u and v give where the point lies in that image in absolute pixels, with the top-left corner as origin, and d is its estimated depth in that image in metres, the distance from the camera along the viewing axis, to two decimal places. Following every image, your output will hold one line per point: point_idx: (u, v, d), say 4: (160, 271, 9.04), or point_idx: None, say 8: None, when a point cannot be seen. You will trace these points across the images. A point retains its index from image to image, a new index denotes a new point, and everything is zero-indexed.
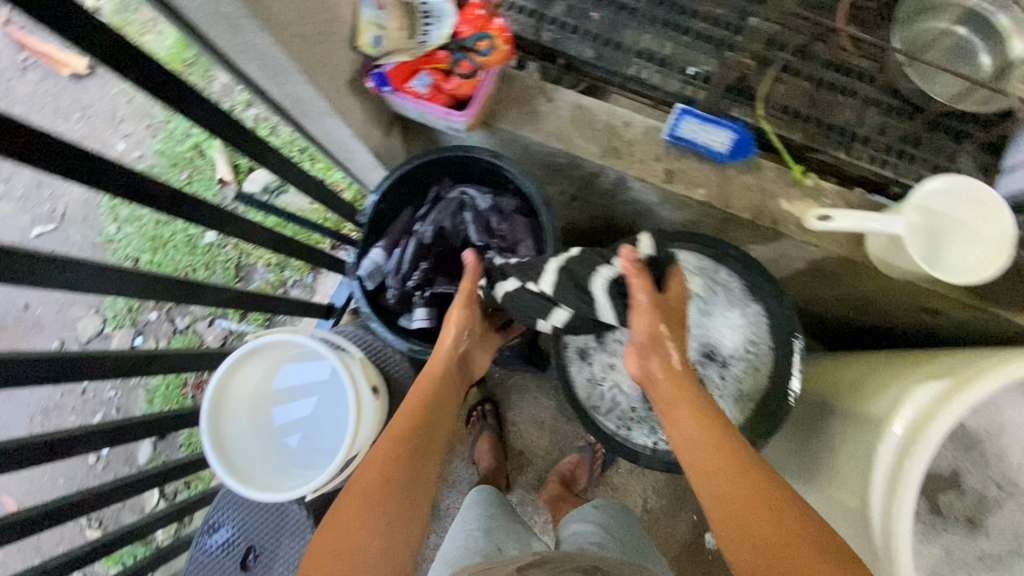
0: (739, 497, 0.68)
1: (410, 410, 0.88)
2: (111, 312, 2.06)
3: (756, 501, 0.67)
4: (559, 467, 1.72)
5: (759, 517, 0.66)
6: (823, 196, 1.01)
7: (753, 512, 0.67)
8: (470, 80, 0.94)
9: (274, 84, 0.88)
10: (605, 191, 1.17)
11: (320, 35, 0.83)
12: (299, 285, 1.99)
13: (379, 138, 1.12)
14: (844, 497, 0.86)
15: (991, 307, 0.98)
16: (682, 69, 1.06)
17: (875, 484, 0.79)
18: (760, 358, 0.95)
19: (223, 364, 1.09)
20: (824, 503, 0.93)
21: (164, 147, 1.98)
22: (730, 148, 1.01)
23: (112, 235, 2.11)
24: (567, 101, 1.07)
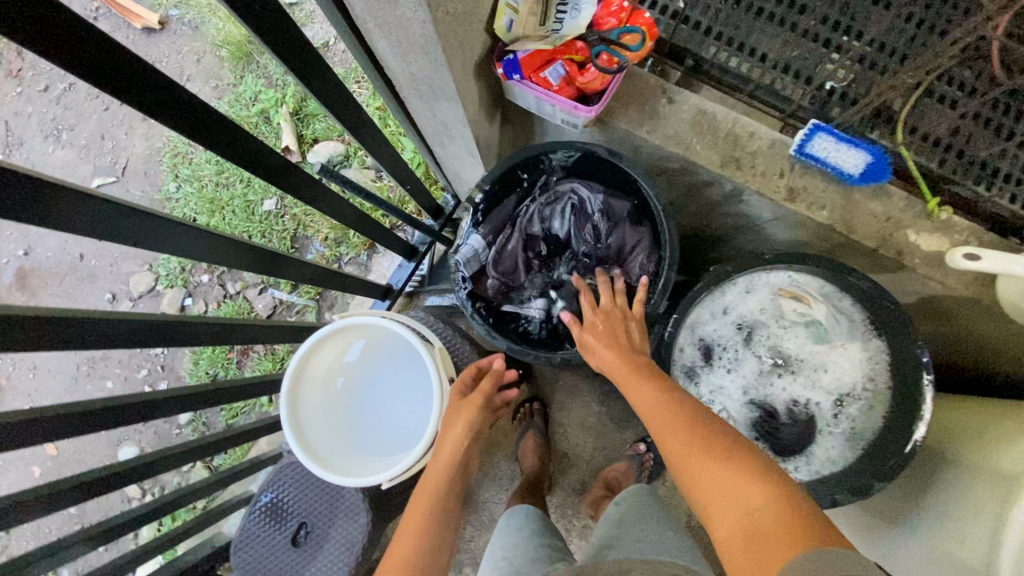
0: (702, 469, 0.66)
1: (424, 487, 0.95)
2: (164, 270, 2.05)
3: (720, 472, 0.64)
4: (606, 473, 1.69)
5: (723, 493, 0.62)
6: (955, 231, 0.96)
7: (712, 481, 0.64)
8: (606, 76, 0.88)
9: (403, 61, 0.85)
10: (710, 201, 1.13)
11: (465, 14, 0.79)
12: (354, 262, 1.97)
13: (485, 125, 1.08)
14: (970, 554, 0.78)
15: None
16: (818, 83, 1.01)
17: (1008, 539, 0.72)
18: (878, 396, 0.91)
19: (306, 342, 1.06)
20: (936, 556, 0.86)
21: (230, 109, 1.96)
22: (863, 172, 0.96)
23: (171, 194, 2.11)
24: (690, 104, 1.02)
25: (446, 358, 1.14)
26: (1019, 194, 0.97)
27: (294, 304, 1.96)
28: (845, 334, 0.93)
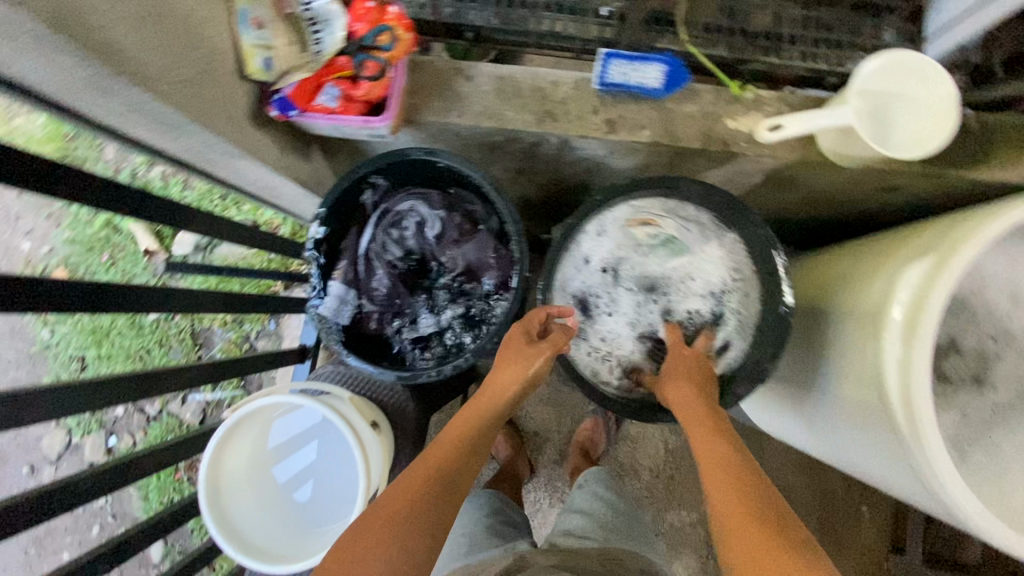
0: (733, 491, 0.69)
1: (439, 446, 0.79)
2: (74, 420, 1.87)
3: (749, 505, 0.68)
4: (577, 437, 1.73)
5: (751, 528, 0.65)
6: (765, 106, 1.00)
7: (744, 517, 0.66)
8: (380, 81, 0.86)
9: (168, 141, 0.79)
10: (550, 157, 1.13)
11: (203, 73, 0.73)
12: (264, 335, 1.86)
13: (301, 166, 1.04)
14: (862, 389, 0.85)
15: (948, 171, 0.99)
16: (598, 11, 1.02)
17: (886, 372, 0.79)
18: (750, 283, 0.95)
19: (208, 447, 1.04)
20: (838, 404, 0.93)
21: (72, 233, 1.79)
22: (664, 80, 0.96)
23: (47, 341, 1.92)
24: (487, 75, 1.01)
25: (361, 403, 1.14)
26: (806, 50, 1.02)
27: (222, 400, 1.84)
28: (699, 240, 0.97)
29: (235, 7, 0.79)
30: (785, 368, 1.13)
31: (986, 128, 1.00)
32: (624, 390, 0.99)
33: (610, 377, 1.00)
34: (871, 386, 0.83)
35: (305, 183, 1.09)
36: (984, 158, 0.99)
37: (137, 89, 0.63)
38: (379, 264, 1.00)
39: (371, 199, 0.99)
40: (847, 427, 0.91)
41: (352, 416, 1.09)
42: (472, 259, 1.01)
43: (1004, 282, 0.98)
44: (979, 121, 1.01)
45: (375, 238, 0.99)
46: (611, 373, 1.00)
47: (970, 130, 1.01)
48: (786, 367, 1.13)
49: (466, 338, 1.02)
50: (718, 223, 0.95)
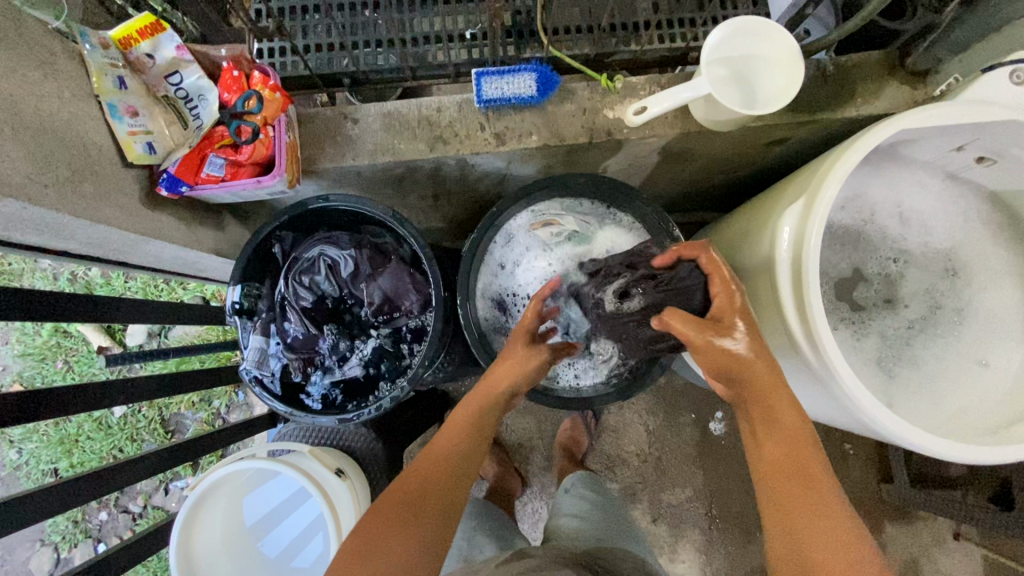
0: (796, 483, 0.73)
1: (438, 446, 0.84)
2: (58, 535, 1.73)
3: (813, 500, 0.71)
4: (559, 439, 1.72)
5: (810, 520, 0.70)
6: (638, 91, 1.05)
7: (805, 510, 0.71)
8: (260, 142, 0.88)
9: (64, 240, 0.81)
10: (456, 178, 1.16)
11: (80, 171, 0.76)
12: (235, 408, 1.75)
13: (214, 236, 1.06)
14: (773, 330, 0.92)
15: (817, 115, 1.06)
16: (460, 36, 1.13)
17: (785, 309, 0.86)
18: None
19: (173, 528, 1.05)
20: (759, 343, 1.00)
21: (21, 347, 1.70)
22: (537, 88, 1.01)
23: (17, 460, 1.76)
24: (373, 114, 1.03)
25: (321, 454, 1.16)
26: (659, 33, 1.13)
27: None
28: (597, 232, 1.06)
29: (104, 100, 0.82)
30: None
31: (843, 71, 1.07)
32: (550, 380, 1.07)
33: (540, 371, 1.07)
34: (778, 325, 0.90)
35: (223, 251, 1.10)
36: (848, 97, 1.07)
37: (9, 201, 0.66)
38: (292, 310, 1.01)
39: (281, 249, 1.02)
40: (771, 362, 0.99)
41: (313, 470, 1.11)
42: (389, 290, 1.04)
43: (890, 206, 1.04)
44: (836, 65, 1.07)
45: (291, 287, 1.01)
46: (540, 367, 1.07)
47: (829, 75, 1.07)
48: None
49: (394, 368, 1.07)
50: (608, 211, 1.07)
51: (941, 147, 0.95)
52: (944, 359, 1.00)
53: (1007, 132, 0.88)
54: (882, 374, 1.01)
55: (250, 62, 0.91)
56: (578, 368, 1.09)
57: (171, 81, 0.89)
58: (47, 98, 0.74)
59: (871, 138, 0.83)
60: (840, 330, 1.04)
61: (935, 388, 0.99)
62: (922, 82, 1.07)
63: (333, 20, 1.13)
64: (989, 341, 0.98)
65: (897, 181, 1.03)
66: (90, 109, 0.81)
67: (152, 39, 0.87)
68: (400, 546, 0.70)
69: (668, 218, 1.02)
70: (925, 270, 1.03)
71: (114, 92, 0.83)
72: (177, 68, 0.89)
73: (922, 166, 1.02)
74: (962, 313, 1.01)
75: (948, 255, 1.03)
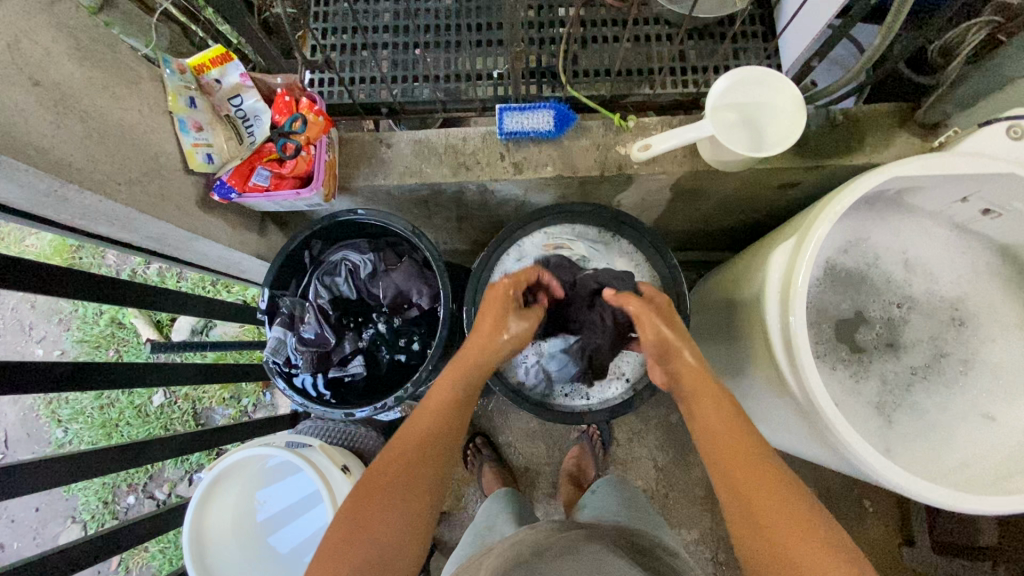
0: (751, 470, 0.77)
1: (421, 421, 0.83)
2: (88, 514, 1.83)
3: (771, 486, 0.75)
4: (564, 466, 1.63)
5: (777, 512, 0.72)
6: (650, 131, 1.12)
7: (764, 494, 0.75)
8: (302, 158, 1.01)
9: (127, 232, 0.93)
10: (477, 203, 1.25)
11: (149, 174, 0.89)
12: (261, 407, 1.85)
13: (255, 240, 1.18)
14: (764, 365, 0.97)
15: (824, 161, 1.10)
16: (489, 75, 1.26)
17: (775, 344, 0.90)
18: (654, 282, 1.14)
19: (189, 505, 1.14)
20: (755, 380, 1.04)
21: (80, 334, 1.87)
22: (554, 123, 1.09)
23: (62, 439, 1.91)
24: (405, 140, 1.14)
25: (331, 450, 1.22)
26: (673, 79, 1.23)
27: None
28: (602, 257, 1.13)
29: (175, 116, 0.95)
30: (712, 360, 1.25)
31: (853, 121, 1.11)
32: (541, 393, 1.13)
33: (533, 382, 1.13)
34: (769, 363, 0.95)
35: (262, 254, 1.22)
36: (856, 146, 1.10)
37: (87, 193, 0.78)
38: (310, 308, 1.11)
39: (310, 254, 1.14)
40: (766, 397, 1.03)
41: (324, 465, 1.17)
42: (402, 286, 1.14)
43: (896, 252, 1.06)
44: (846, 116, 1.11)
45: (315, 286, 1.12)
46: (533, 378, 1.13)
47: (839, 124, 1.11)
48: (712, 359, 1.24)
49: (405, 358, 1.18)
50: (610, 233, 1.14)
51: (945, 197, 0.98)
52: (946, 409, 0.99)
53: (1008, 186, 0.89)
54: (880, 420, 1.00)
55: (301, 89, 1.03)
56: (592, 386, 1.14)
57: (232, 103, 1.02)
58: (130, 112, 0.88)
59: (864, 184, 0.88)
60: (839, 370, 1.04)
61: (933, 439, 0.98)
62: (932, 134, 1.09)
63: (380, 57, 1.28)
64: (994, 395, 0.97)
65: (902, 228, 1.05)
66: (163, 123, 0.94)
67: (221, 67, 1.00)
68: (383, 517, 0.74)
69: (664, 246, 1.11)
70: (930, 318, 1.03)
71: (184, 109, 0.96)
72: (239, 92, 1.01)
73: (929, 216, 1.04)
74: (968, 364, 1.00)
75: (955, 304, 1.03)
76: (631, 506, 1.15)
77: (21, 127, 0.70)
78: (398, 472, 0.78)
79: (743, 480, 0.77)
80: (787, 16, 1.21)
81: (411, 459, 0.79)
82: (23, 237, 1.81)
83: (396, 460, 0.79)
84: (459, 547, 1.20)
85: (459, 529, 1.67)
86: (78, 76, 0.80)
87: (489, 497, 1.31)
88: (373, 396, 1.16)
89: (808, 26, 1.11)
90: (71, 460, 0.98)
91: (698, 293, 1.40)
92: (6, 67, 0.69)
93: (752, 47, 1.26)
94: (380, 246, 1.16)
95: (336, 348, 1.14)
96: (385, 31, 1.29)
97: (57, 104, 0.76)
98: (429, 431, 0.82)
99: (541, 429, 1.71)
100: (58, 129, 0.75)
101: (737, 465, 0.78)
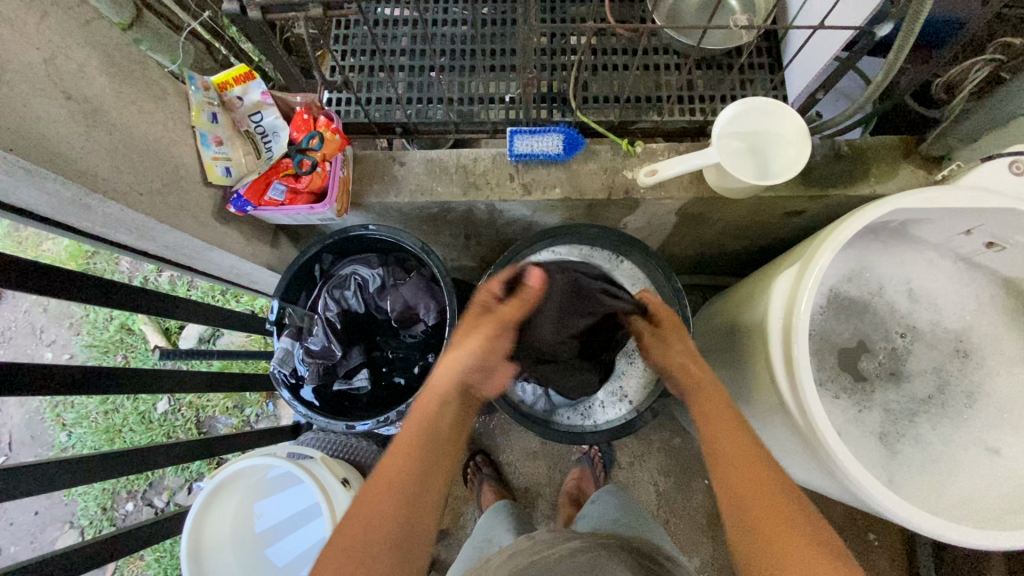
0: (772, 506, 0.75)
1: (398, 456, 0.79)
2: (86, 519, 1.83)
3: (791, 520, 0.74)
4: (564, 488, 1.61)
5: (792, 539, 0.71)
6: (657, 156, 1.15)
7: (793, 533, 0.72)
8: (317, 173, 1.04)
9: (145, 241, 0.96)
10: (485, 222, 1.27)
11: (169, 185, 0.92)
12: (264, 417, 1.86)
13: (266, 251, 1.20)
14: (766, 392, 0.98)
15: (829, 190, 1.11)
16: (501, 99, 1.30)
17: (774, 350, 0.92)
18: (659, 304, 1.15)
19: (189, 516, 1.13)
20: (756, 404, 1.05)
21: (90, 338, 1.89)
22: (563, 147, 1.12)
23: (65, 443, 1.91)
24: (418, 159, 1.16)
25: (332, 462, 1.22)
26: (680, 107, 1.27)
27: None
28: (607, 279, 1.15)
29: (197, 130, 0.99)
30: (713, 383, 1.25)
31: (858, 152, 1.13)
32: (542, 411, 1.15)
33: (531, 398, 1.15)
34: (769, 389, 0.96)
35: (274, 266, 1.25)
36: (861, 176, 1.12)
37: (110, 202, 0.81)
38: (319, 320, 1.14)
39: (319, 268, 1.17)
40: (767, 422, 1.03)
41: (325, 478, 1.17)
42: (409, 301, 1.15)
43: (900, 282, 1.06)
44: (851, 146, 1.13)
45: (322, 298, 1.14)
46: (533, 395, 1.15)
47: (844, 154, 1.13)
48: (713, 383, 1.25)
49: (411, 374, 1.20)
50: (614, 254, 1.16)
51: (949, 230, 0.99)
52: (950, 441, 0.98)
53: (1011, 219, 0.91)
54: (884, 450, 1.00)
55: (319, 108, 1.06)
56: (594, 408, 1.15)
57: (252, 118, 1.05)
58: (155, 125, 0.91)
59: (870, 213, 0.89)
60: (842, 399, 1.04)
61: (936, 471, 0.97)
62: (936, 167, 1.11)
63: (397, 79, 1.32)
64: (999, 428, 0.96)
65: (906, 259, 1.06)
66: (186, 137, 0.98)
67: (244, 85, 1.04)
68: (376, 556, 0.71)
69: (670, 270, 1.13)
70: (933, 349, 1.03)
71: (206, 124, 1.00)
72: (259, 109, 1.05)
73: (933, 247, 1.05)
74: (972, 397, 1.00)
75: (959, 335, 1.03)
76: (633, 519, 1.16)
77: (53, 138, 0.73)
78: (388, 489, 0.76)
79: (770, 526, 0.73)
80: (795, 49, 1.24)
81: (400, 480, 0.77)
82: (41, 240, 1.85)
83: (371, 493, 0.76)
84: (460, 556, 1.21)
85: (456, 549, 1.64)
86: (109, 91, 0.84)
87: (488, 509, 1.32)
88: (377, 411, 1.17)
89: (816, 57, 1.14)
90: (75, 465, 0.98)
91: (701, 318, 1.41)
92: (42, 81, 0.73)
93: (759, 78, 1.30)
94: (387, 260, 1.18)
95: (341, 361, 1.16)
96: (402, 54, 1.33)
97: (88, 116, 0.79)
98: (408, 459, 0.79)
99: (542, 449, 1.70)
100: (87, 141, 0.78)
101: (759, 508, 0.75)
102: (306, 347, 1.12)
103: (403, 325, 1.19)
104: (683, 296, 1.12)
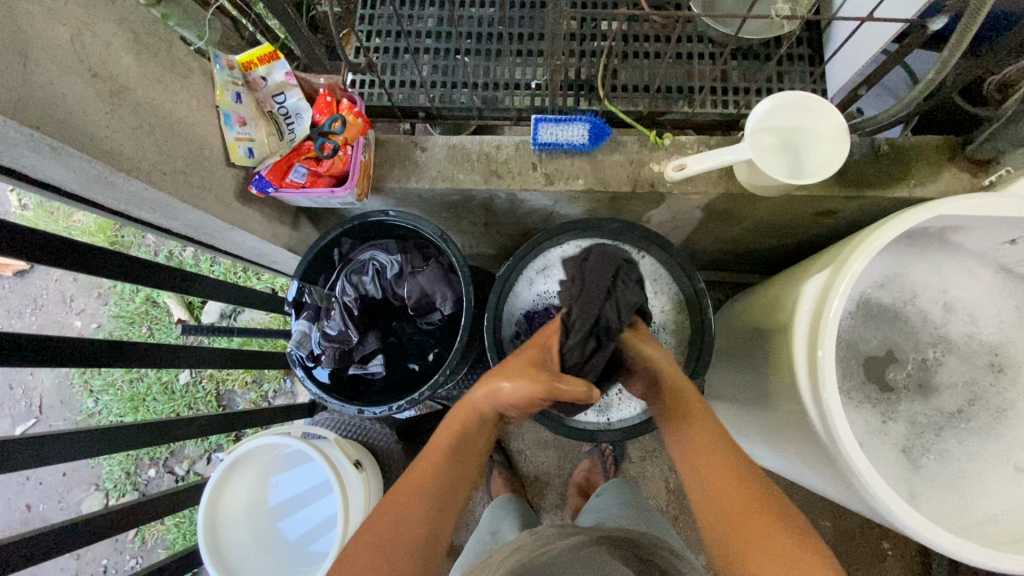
0: (752, 523, 0.81)
1: (424, 462, 0.86)
2: (110, 483, 1.90)
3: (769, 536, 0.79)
4: (573, 479, 1.61)
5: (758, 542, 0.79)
6: (686, 149, 1.11)
7: (763, 545, 0.78)
8: (338, 157, 1.03)
9: (169, 220, 0.97)
10: (506, 211, 1.25)
11: (192, 165, 0.92)
12: (281, 394, 1.89)
13: (287, 232, 1.20)
14: (787, 396, 0.96)
15: (865, 190, 1.06)
16: (527, 85, 1.27)
17: (800, 336, 0.90)
18: (680, 306, 1.13)
19: (206, 490, 1.15)
20: (775, 409, 1.03)
21: (116, 309, 1.93)
22: (589, 137, 1.09)
23: (92, 409, 1.97)
24: (440, 145, 1.15)
25: (345, 444, 1.24)
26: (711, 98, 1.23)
27: None
28: None
29: (221, 110, 0.98)
30: (735, 385, 1.23)
31: (899, 151, 1.07)
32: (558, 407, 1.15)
33: None
34: (792, 394, 0.93)
35: (293, 248, 1.25)
36: (901, 177, 1.07)
37: (134, 180, 0.81)
38: (337, 304, 1.14)
39: (338, 252, 1.17)
40: (784, 428, 1.01)
41: (338, 457, 1.19)
42: (426, 289, 1.14)
43: (935, 290, 1.02)
44: (892, 146, 1.08)
45: (340, 283, 1.15)
46: None
47: (884, 153, 1.07)
48: (735, 384, 1.22)
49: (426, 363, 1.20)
50: (635, 248, 1.14)
51: (992, 239, 0.94)
52: (977, 459, 0.95)
53: None
54: (906, 463, 0.97)
55: (342, 90, 1.05)
56: (611, 404, 1.14)
57: (276, 99, 1.05)
58: (180, 104, 0.91)
59: (912, 216, 0.85)
60: (866, 409, 1.01)
61: (960, 488, 0.94)
62: (981, 171, 1.06)
63: (421, 61, 1.30)
64: None
65: (944, 267, 1.01)
66: (210, 117, 0.98)
67: (268, 65, 1.03)
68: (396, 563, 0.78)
69: (691, 268, 1.11)
70: (967, 362, 0.99)
71: (230, 104, 0.99)
72: (283, 89, 1.04)
73: (973, 255, 1.00)
74: (1004, 414, 0.96)
75: (995, 349, 0.98)
76: (642, 514, 1.16)
77: (78, 117, 0.73)
78: (395, 527, 0.80)
79: (746, 539, 0.80)
80: (836, 43, 1.19)
81: (435, 493, 0.83)
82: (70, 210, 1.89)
83: (399, 498, 0.83)
84: (466, 544, 1.23)
85: (464, 532, 1.66)
86: (135, 68, 0.84)
87: (492, 503, 1.35)
88: (391, 398, 1.18)
89: (861, 50, 1.08)
90: (99, 435, 1.01)
91: (723, 319, 1.38)
92: (68, 59, 0.72)
93: (795, 71, 1.24)
94: (405, 247, 1.17)
95: (358, 346, 1.17)
96: (427, 37, 1.31)
97: (113, 95, 0.79)
98: (428, 476, 0.84)
99: (554, 439, 1.70)
100: (112, 119, 0.78)
101: (739, 525, 0.81)
102: (323, 331, 1.13)
103: (419, 313, 1.18)
104: (707, 295, 1.10)
